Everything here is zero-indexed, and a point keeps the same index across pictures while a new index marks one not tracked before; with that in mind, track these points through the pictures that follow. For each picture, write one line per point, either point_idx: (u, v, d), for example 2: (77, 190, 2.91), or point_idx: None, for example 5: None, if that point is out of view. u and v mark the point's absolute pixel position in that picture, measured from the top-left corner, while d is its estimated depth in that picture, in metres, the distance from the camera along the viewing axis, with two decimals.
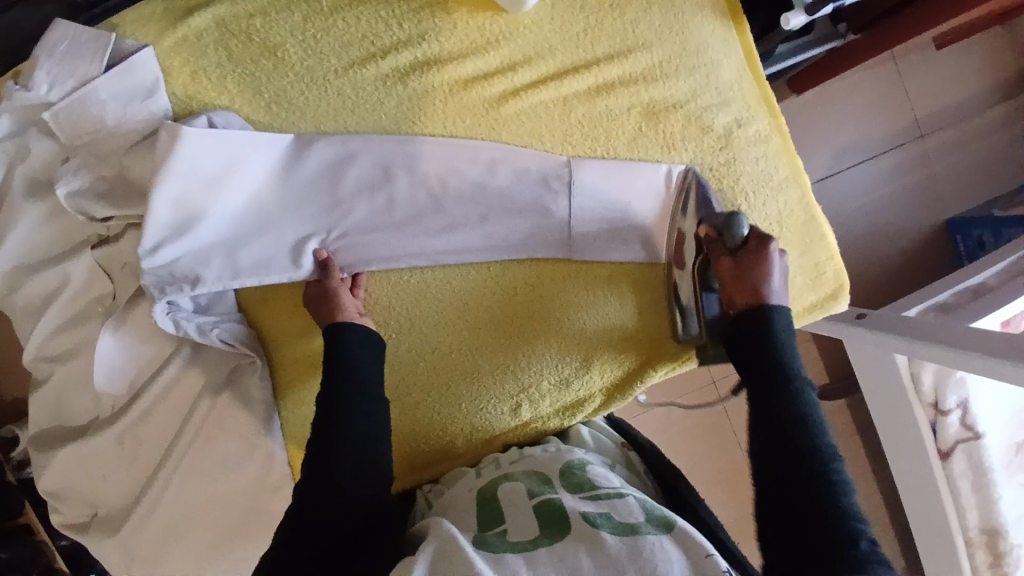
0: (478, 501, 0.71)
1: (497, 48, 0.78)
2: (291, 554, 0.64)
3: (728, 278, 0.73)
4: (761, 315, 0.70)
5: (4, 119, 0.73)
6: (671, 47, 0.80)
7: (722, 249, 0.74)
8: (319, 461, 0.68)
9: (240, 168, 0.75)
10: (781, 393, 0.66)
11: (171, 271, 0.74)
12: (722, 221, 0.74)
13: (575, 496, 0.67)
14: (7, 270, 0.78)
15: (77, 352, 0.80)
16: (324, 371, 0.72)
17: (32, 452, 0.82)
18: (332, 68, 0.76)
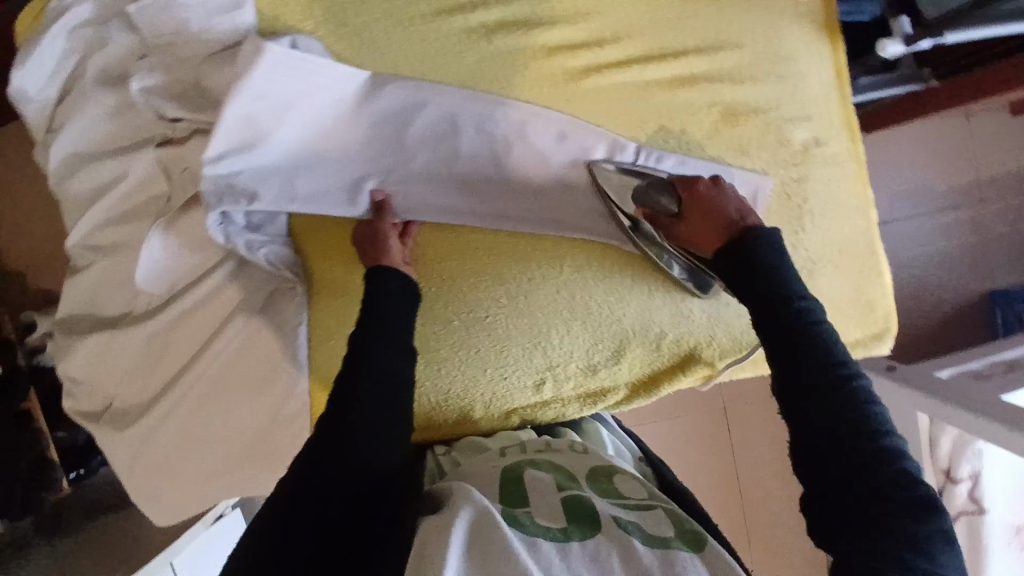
0: (503, 479, 0.70)
1: (588, 20, 0.76)
2: (305, 502, 0.62)
3: (698, 231, 0.73)
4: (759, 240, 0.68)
5: (87, 7, 0.75)
6: (764, 53, 0.78)
7: (668, 215, 0.75)
8: (344, 410, 0.67)
9: (315, 96, 0.74)
10: (800, 328, 0.64)
11: (231, 184, 0.74)
12: (644, 193, 0.75)
13: (604, 499, 0.67)
14: (68, 154, 0.80)
15: (121, 248, 0.81)
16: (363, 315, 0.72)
17: (59, 337, 0.84)
18: (421, 12, 0.76)
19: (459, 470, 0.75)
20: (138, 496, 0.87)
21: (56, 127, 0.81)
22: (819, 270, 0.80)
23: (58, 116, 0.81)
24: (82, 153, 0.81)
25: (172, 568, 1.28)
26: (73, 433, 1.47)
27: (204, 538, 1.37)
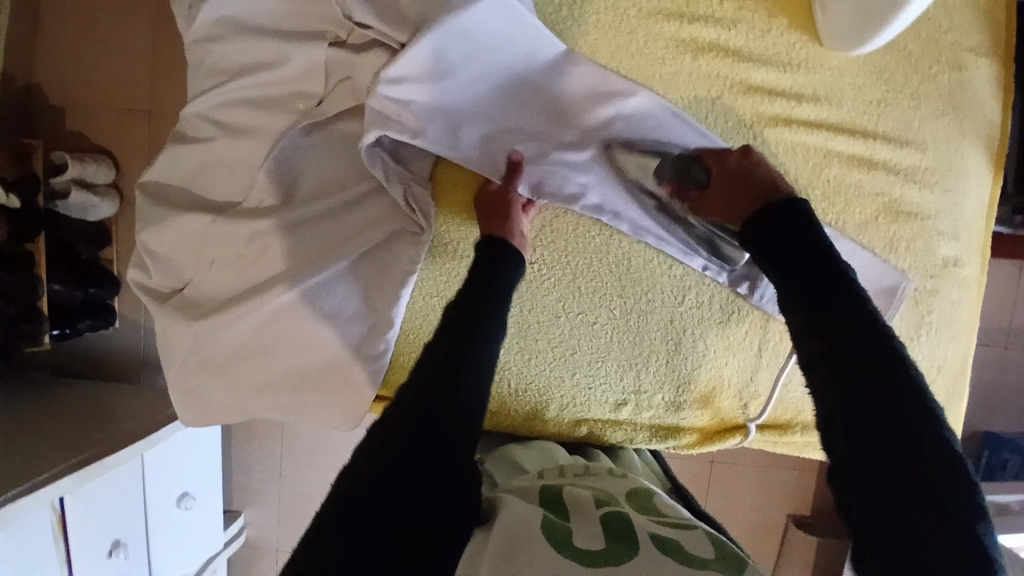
0: (541, 495, 0.67)
1: (795, 72, 0.75)
2: (383, 460, 0.58)
3: (723, 189, 0.70)
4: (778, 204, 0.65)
5: None
6: (939, 161, 0.78)
7: (693, 191, 0.74)
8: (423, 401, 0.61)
9: (511, 54, 0.71)
10: (841, 306, 0.58)
11: (400, 110, 0.70)
12: (669, 170, 0.74)
13: (642, 518, 0.63)
14: (221, 19, 0.74)
15: (247, 132, 0.75)
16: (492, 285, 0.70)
17: (146, 203, 0.77)
18: (637, 5, 0.73)
19: (503, 488, 0.71)
20: (179, 390, 0.82)
21: None
22: None
23: None
24: (236, 20, 0.74)
25: (140, 461, 1.20)
26: (68, 291, 1.39)
27: (179, 438, 1.30)
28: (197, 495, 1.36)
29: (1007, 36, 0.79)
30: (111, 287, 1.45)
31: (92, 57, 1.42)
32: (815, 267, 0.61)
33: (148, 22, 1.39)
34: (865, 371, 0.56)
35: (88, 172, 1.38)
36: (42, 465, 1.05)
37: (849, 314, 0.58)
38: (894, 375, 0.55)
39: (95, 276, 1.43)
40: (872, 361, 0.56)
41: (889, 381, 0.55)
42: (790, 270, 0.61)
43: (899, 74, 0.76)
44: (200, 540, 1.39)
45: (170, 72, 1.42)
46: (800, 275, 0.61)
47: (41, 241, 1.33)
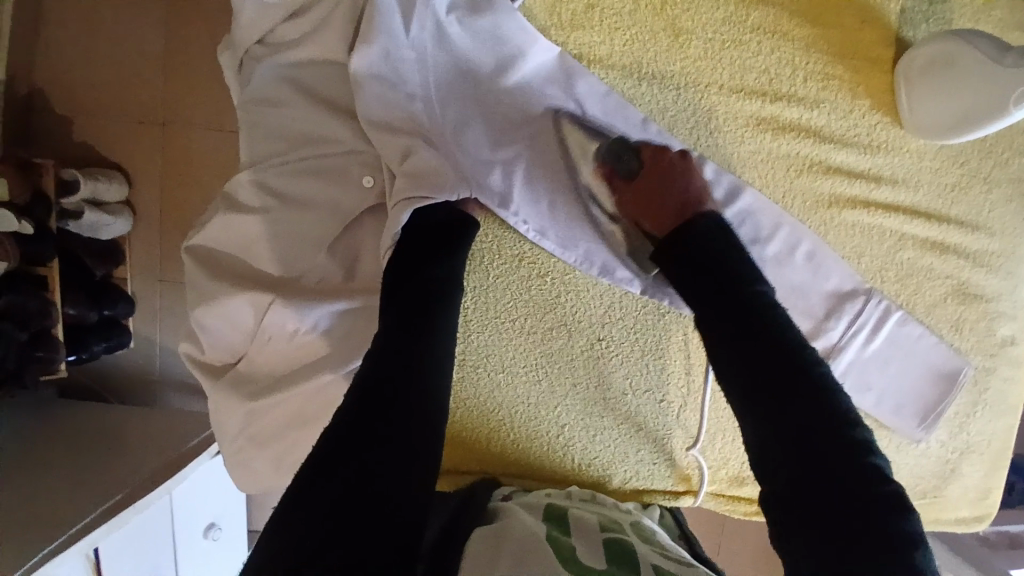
0: (547, 514, 0.69)
1: (875, 154, 0.74)
2: (357, 416, 0.53)
3: (648, 186, 0.68)
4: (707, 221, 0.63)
5: None
6: (1005, 244, 0.79)
7: (626, 184, 0.71)
8: (361, 416, 0.52)
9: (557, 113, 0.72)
10: (767, 337, 0.55)
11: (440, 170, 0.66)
12: (609, 152, 0.71)
13: (645, 546, 0.66)
14: (282, 83, 0.70)
15: (310, 207, 0.71)
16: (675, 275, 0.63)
17: (196, 272, 0.73)
18: (718, 82, 0.72)
19: (511, 500, 0.74)
20: (231, 462, 0.79)
21: (276, 41, 0.69)
22: (969, 455, 0.84)
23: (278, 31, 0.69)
24: (296, 84, 0.70)
25: (169, 498, 1.18)
26: (82, 313, 1.32)
27: (203, 470, 1.28)
28: (221, 525, 1.34)
29: None
30: (126, 307, 1.38)
31: (103, 65, 1.33)
32: (720, 279, 0.59)
33: (163, 30, 1.31)
34: (766, 364, 0.54)
35: (99, 189, 1.30)
36: (75, 511, 1.04)
37: (778, 352, 0.55)
38: (784, 351, 0.55)
39: (108, 296, 1.36)
40: (794, 390, 0.53)
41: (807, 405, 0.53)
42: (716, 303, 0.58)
43: (974, 157, 0.76)
44: (225, 566, 1.38)
45: (188, 84, 1.34)
46: (719, 308, 0.58)
47: (54, 265, 1.26)
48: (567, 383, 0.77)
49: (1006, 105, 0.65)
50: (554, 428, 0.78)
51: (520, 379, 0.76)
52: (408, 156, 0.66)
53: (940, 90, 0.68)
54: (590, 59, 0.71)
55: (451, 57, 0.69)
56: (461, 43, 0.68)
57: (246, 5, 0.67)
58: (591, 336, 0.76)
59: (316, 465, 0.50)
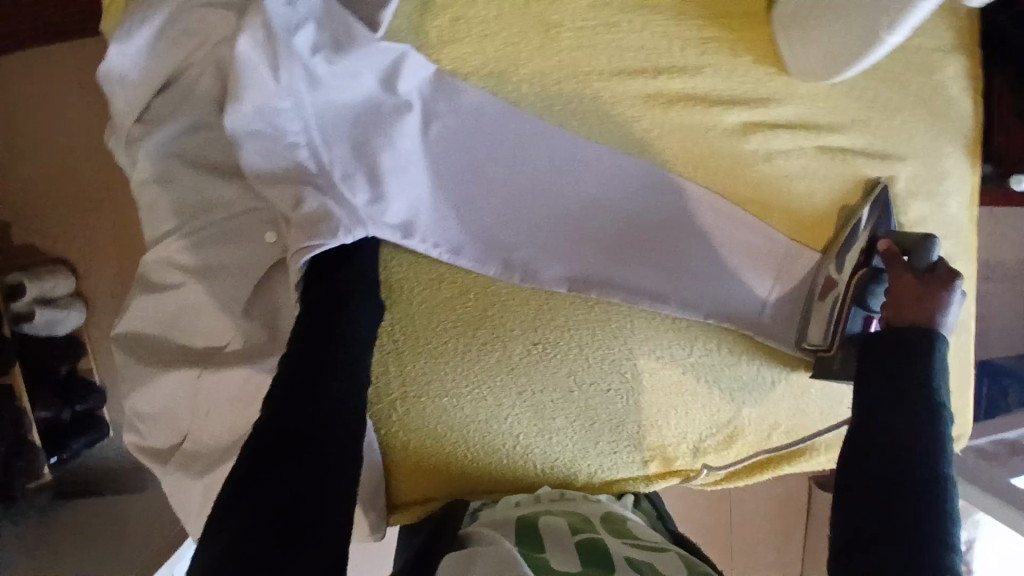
0: (519, 527, 0.69)
1: (769, 106, 0.74)
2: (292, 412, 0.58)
3: (901, 291, 0.70)
4: (926, 334, 0.66)
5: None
6: (919, 167, 0.79)
7: (902, 267, 0.71)
8: (298, 417, 0.57)
9: (444, 129, 0.71)
10: (924, 406, 0.63)
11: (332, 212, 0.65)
12: (913, 241, 0.72)
13: (616, 540, 0.67)
14: (168, 156, 0.69)
15: (222, 272, 0.70)
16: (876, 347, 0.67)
17: (126, 360, 0.73)
18: (598, 68, 0.72)
19: (481, 520, 0.73)
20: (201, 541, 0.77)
21: (153, 115, 0.68)
22: None
23: (153, 106, 0.68)
24: (185, 157, 0.70)
25: None
26: (56, 413, 1.32)
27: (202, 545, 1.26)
28: None
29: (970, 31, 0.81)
30: (96, 398, 1.36)
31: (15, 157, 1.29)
32: (900, 356, 0.65)
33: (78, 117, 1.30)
34: (902, 420, 0.62)
35: (48, 287, 1.26)
36: None
37: (926, 420, 0.62)
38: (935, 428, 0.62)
39: (78, 391, 1.34)
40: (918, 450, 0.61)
41: (923, 462, 0.60)
42: (883, 362, 0.66)
43: (870, 88, 0.76)
44: None
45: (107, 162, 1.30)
46: (898, 373, 0.65)
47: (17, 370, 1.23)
48: (512, 393, 0.77)
49: (879, 34, 0.66)
50: (510, 438, 0.78)
51: (466, 400, 0.76)
52: (299, 203, 0.65)
53: (819, 33, 0.68)
54: (467, 71, 0.70)
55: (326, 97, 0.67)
56: (332, 82, 0.66)
57: (114, 88, 0.66)
58: (527, 342, 0.76)
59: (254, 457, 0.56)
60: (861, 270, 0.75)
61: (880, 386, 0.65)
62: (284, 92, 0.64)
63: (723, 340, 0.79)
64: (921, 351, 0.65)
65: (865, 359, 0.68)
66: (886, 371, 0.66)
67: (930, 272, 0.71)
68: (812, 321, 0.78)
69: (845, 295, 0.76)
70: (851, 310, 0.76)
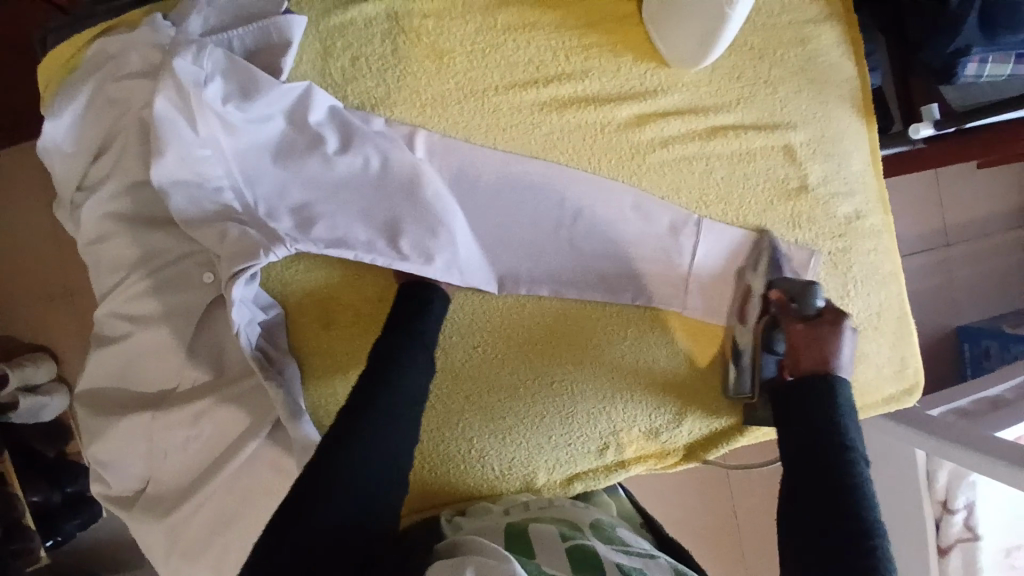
0: (508, 532, 0.71)
1: (656, 97, 0.80)
2: (345, 448, 0.63)
3: (797, 343, 0.73)
4: (828, 383, 0.69)
5: (136, 53, 0.70)
6: (813, 130, 0.83)
7: (793, 316, 0.74)
8: (346, 450, 0.63)
9: (359, 147, 0.75)
10: (835, 444, 0.66)
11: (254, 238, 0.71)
12: (797, 288, 0.75)
13: (606, 546, 0.68)
14: (107, 214, 0.74)
15: (166, 317, 0.74)
16: (785, 406, 0.71)
17: (83, 414, 0.75)
18: (492, 85, 0.78)
19: (467, 527, 0.74)
20: None
21: (90, 182, 0.74)
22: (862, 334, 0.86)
23: (91, 172, 0.74)
24: (122, 214, 0.74)
25: None
26: (46, 498, 1.28)
27: None
28: None
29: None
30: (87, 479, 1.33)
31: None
32: (809, 411, 0.69)
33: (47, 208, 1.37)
34: (825, 474, 0.64)
35: (28, 375, 1.22)
36: None
37: (835, 458, 0.65)
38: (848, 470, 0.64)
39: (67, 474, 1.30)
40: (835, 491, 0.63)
41: (842, 504, 0.62)
42: (791, 416, 0.70)
43: (751, 65, 0.81)
44: None
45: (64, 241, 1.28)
46: (798, 416, 0.69)
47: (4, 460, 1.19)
48: (460, 399, 0.79)
49: (724, 7, 0.70)
50: (464, 442, 0.79)
51: None
52: (224, 236, 0.71)
53: (679, 18, 0.73)
54: (373, 103, 0.77)
55: (243, 141, 0.73)
56: (245, 125, 0.72)
57: (53, 160, 0.72)
58: (467, 347, 0.80)
59: (309, 481, 0.62)
60: (762, 318, 0.78)
61: (798, 446, 0.68)
62: (203, 141, 0.71)
63: (652, 321, 0.83)
64: (815, 390, 0.69)
65: (776, 418, 0.73)
66: (788, 423, 0.70)
67: (820, 318, 0.74)
68: (733, 372, 0.82)
69: (753, 345, 0.79)
70: (762, 356, 0.78)
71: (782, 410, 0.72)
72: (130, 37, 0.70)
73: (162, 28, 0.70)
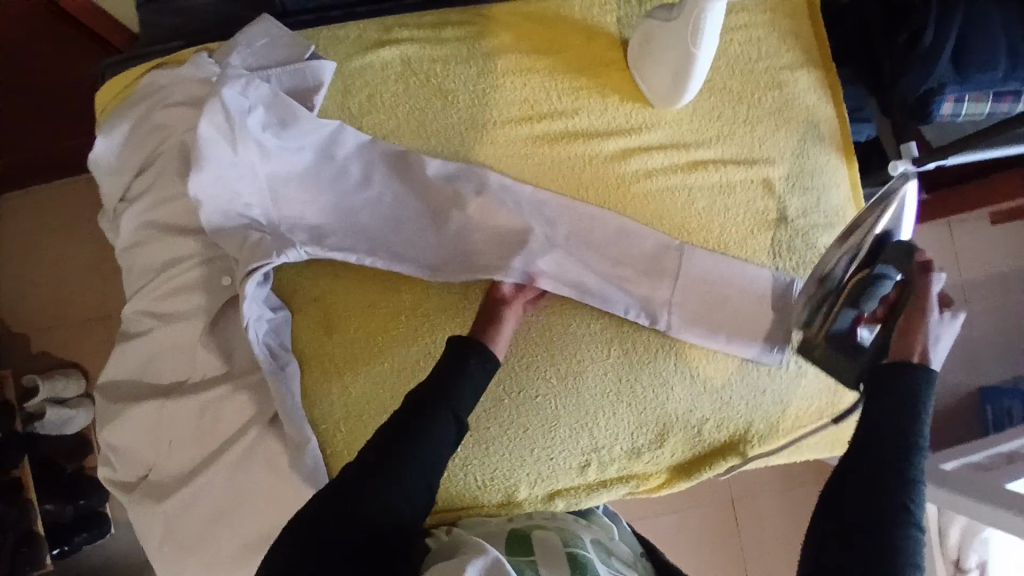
0: (510, 538, 0.73)
1: (641, 132, 0.87)
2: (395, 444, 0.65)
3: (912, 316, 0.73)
4: (927, 372, 0.67)
5: (180, 87, 0.81)
6: (791, 166, 0.89)
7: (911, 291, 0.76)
8: (394, 448, 0.65)
9: (376, 173, 0.84)
10: (906, 443, 0.63)
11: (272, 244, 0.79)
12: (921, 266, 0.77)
13: (606, 564, 0.68)
14: (141, 223, 0.83)
15: (185, 315, 0.81)
16: (876, 388, 0.68)
17: (102, 401, 0.82)
18: (491, 120, 0.86)
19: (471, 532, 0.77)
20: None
21: (132, 194, 0.84)
22: None
23: (133, 186, 0.84)
24: (155, 223, 0.83)
25: None
26: (59, 507, 1.30)
27: None
28: None
29: (816, 50, 0.92)
30: (100, 496, 1.33)
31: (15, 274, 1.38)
32: (894, 403, 0.66)
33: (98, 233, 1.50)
34: (886, 472, 0.61)
35: (59, 388, 1.29)
36: None
37: (903, 459, 0.62)
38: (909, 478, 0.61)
39: (82, 487, 1.32)
40: (893, 492, 0.60)
41: (896, 505, 0.59)
42: (878, 403, 0.66)
43: (729, 106, 0.88)
44: None
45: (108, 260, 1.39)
46: (884, 406, 0.66)
47: (25, 466, 1.23)
48: None
49: (690, 48, 0.78)
50: None
51: None
52: (247, 242, 0.79)
53: (655, 62, 0.82)
54: (383, 134, 0.86)
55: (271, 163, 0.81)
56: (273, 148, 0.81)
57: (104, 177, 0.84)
58: None
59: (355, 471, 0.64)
60: (864, 274, 0.79)
61: (873, 432, 0.64)
62: (239, 163, 0.79)
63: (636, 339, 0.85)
64: (910, 389, 0.66)
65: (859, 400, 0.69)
66: (871, 408, 0.67)
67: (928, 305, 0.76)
68: (813, 292, 0.82)
69: (844, 293, 0.79)
70: (847, 307, 0.78)
71: (870, 392, 0.68)
72: (177, 74, 0.81)
73: (205, 65, 0.82)
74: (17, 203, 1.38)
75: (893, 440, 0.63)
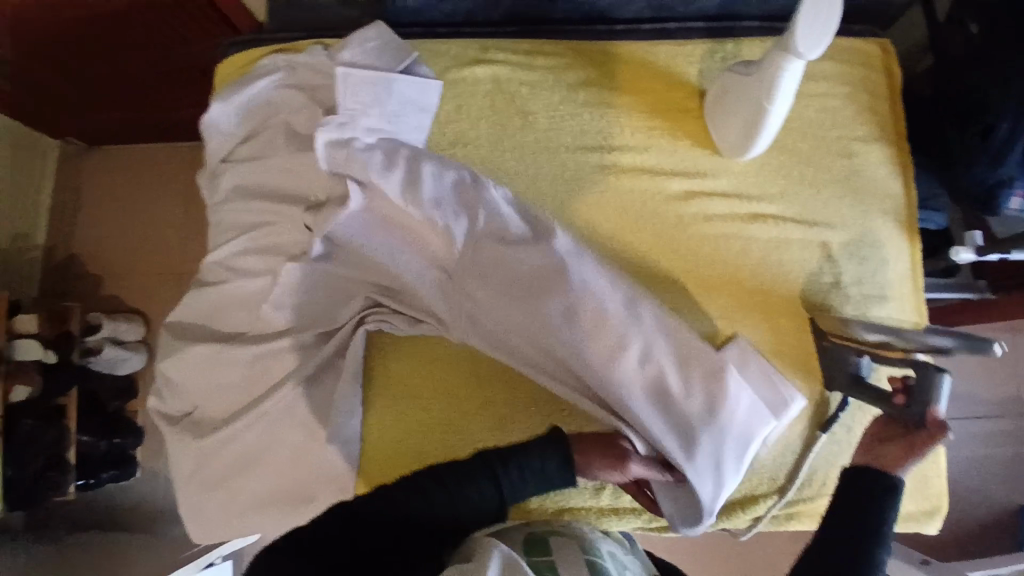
0: (528, 537, 0.74)
1: (705, 178, 0.90)
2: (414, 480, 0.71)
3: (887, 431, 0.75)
4: (891, 483, 0.71)
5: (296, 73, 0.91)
6: (850, 234, 0.90)
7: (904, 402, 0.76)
8: (412, 484, 0.71)
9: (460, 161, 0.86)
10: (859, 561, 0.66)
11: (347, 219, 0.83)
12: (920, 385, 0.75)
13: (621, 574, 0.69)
14: (235, 184, 0.91)
15: (256, 273, 0.88)
16: (847, 489, 0.72)
17: (168, 336, 0.90)
18: (564, 144, 0.92)
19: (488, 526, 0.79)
20: (186, 507, 0.87)
21: (233, 157, 0.92)
22: None
23: (236, 151, 0.93)
24: (246, 186, 0.90)
25: None
26: (93, 441, 1.36)
27: None
28: None
29: (891, 129, 0.94)
30: (134, 439, 1.41)
31: (109, 221, 1.51)
32: (859, 513, 0.69)
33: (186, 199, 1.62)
34: None
35: (120, 330, 1.40)
36: None
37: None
38: None
39: (120, 426, 1.40)
40: None
41: None
42: (842, 507, 0.71)
43: (797, 167, 0.90)
44: None
45: (188, 225, 1.50)
46: (848, 514, 0.70)
47: (73, 396, 1.31)
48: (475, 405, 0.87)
49: (761, 103, 0.80)
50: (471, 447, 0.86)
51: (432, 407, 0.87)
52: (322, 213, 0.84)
53: (728, 117, 0.86)
54: (462, 142, 0.92)
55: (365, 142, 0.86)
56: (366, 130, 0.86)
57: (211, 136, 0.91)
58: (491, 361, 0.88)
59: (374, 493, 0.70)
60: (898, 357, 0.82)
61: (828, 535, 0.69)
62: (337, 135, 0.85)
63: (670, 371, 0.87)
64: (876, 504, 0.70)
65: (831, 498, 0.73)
66: (835, 511, 0.71)
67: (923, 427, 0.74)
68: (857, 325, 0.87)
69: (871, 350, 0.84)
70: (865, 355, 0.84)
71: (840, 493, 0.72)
72: (296, 62, 0.91)
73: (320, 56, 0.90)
74: (125, 160, 1.52)
75: (865, 543, 0.67)
